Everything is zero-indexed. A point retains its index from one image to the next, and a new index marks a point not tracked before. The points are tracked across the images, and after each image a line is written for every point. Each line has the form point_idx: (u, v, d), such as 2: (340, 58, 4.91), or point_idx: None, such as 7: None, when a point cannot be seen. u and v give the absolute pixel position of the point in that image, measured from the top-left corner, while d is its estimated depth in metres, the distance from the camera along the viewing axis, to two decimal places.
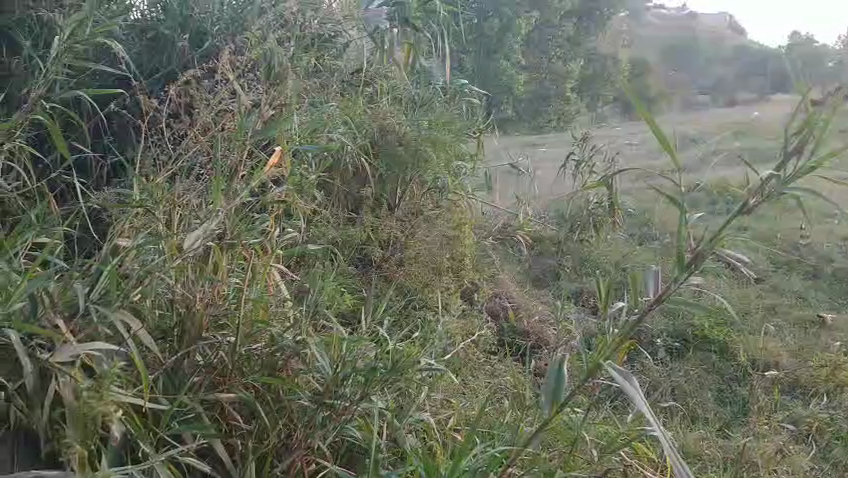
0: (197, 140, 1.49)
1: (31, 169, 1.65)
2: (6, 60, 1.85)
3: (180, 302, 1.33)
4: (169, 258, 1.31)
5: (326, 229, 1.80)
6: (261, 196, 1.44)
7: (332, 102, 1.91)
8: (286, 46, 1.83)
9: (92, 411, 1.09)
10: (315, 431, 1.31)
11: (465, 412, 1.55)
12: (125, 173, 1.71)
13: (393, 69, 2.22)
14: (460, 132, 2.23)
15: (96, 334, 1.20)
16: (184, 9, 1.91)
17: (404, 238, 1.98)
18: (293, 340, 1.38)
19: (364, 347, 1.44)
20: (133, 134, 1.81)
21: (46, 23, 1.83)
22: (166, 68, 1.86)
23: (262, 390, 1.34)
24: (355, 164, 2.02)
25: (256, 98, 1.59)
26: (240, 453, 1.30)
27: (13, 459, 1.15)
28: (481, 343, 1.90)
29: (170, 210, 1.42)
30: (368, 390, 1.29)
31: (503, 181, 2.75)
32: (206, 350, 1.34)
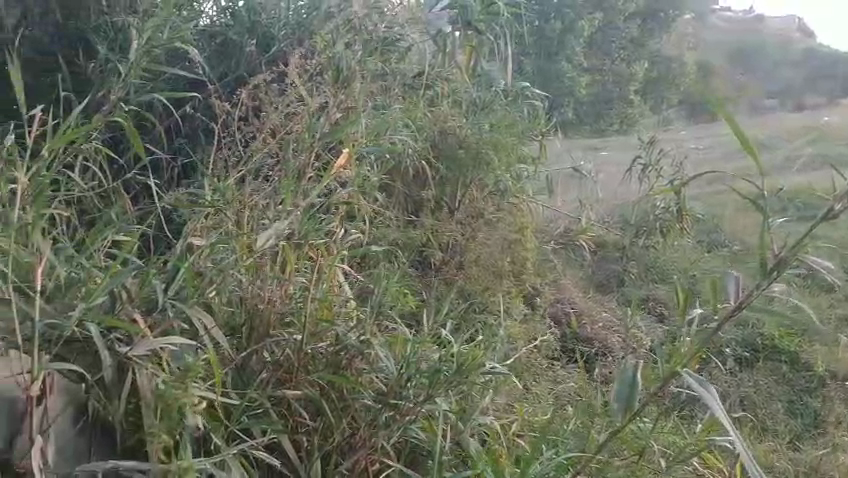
0: (267, 142, 1.54)
1: (107, 170, 1.71)
2: (82, 64, 1.91)
3: (251, 299, 1.38)
4: (241, 258, 1.37)
5: (388, 231, 1.80)
6: (329, 197, 1.48)
7: (395, 105, 1.92)
8: (353, 50, 1.86)
9: (174, 401, 1.13)
10: (379, 431, 1.32)
11: (529, 417, 1.55)
12: (196, 174, 1.75)
13: (455, 73, 2.21)
14: (522, 135, 2.21)
15: (170, 329, 1.25)
16: (252, 15, 1.96)
17: (464, 242, 1.98)
18: (357, 339, 1.39)
19: (428, 348, 1.44)
20: (203, 136, 1.87)
21: (121, 28, 1.88)
22: (235, 72, 1.91)
23: (327, 388, 1.36)
24: (417, 165, 2.03)
25: (325, 101, 1.62)
26: (306, 449, 1.32)
27: (91, 449, 1.21)
28: (544, 348, 1.89)
29: (240, 210, 1.47)
30: (432, 391, 1.30)
31: (565, 186, 2.64)
32: (274, 348, 1.37)
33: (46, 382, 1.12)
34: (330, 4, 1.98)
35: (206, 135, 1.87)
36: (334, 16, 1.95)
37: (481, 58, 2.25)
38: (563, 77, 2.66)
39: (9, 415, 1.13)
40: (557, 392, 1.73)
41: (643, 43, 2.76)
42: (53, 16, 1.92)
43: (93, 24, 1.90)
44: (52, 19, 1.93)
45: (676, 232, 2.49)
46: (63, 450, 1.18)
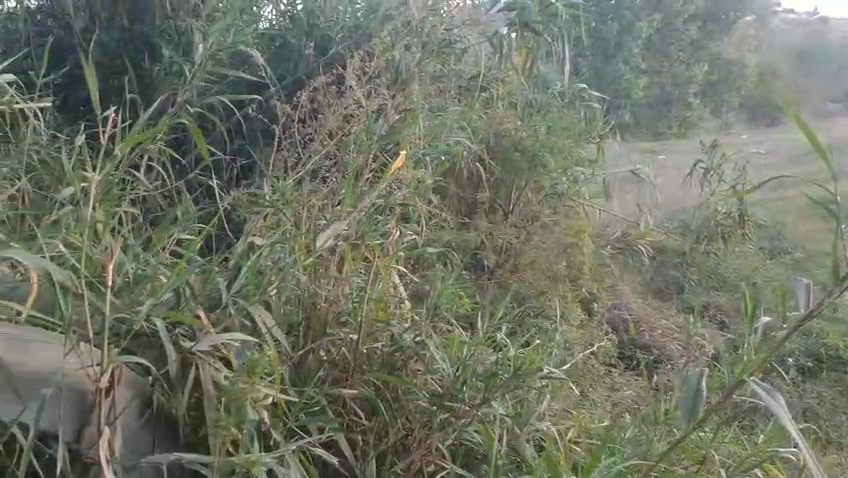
0: (326, 144, 1.56)
1: (170, 170, 1.77)
2: (147, 66, 1.96)
3: (310, 298, 1.40)
4: (300, 258, 1.39)
5: (444, 232, 1.80)
6: (387, 199, 1.48)
7: (452, 106, 1.93)
8: (413, 52, 1.88)
9: (236, 393, 1.20)
10: (434, 432, 1.32)
11: (587, 423, 1.53)
12: (255, 175, 1.79)
13: (510, 74, 2.19)
14: (579, 137, 2.17)
15: (232, 325, 1.29)
16: (311, 19, 1.99)
17: (520, 245, 1.97)
18: (413, 340, 1.40)
19: (484, 351, 1.44)
20: (261, 138, 1.90)
21: (185, 32, 1.93)
22: (294, 75, 1.93)
23: (382, 388, 1.37)
24: (472, 167, 2.03)
25: (383, 103, 1.63)
26: (361, 449, 1.33)
27: (154, 442, 1.23)
28: (601, 354, 1.86)
29: (299, 211, 1.49)
30: (488, 394, 1.29)
31: (621, 191, 2.64)
32: (330, 347, 1.40)
33: (115, 374, 1.15)
34: (388, 7, 1.98)
35: (265, 136, 1.91)
36: (393, 18, 1.96)
37: (537, 61, 2.22)
38: (621, 80, 2.46)
39: (79, 407, 1.15)
40: (614, 399, 1.70)
41: (704, 43, 2.39)
42: (119, 20, 1.96)
43: (158, 28, 1.94)
44: (118, 23, 1.97)
45: (738, 238, 2.47)
46: (130, 441, 1.20)
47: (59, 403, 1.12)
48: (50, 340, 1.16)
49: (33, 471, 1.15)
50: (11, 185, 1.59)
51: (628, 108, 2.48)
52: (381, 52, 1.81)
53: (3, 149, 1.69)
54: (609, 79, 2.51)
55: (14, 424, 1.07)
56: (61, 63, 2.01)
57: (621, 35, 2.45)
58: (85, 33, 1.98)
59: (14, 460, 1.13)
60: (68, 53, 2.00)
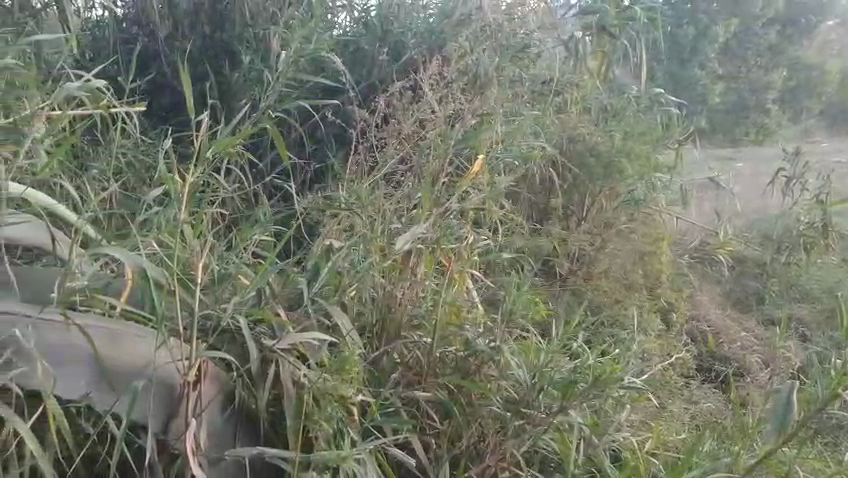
0: (399, 147, 1.57)
1: (247, 173, 1.82)
2: (225, 71, 2.01)
3: (385, 300, 1.43)
4: (376, 260, 1.41)
5: (518, 237, 1.78)
6: (464, 203, 1.48)
7: (526, 111, 1.90)
8: (491, 56, 1.88)
9: (315, 390, 1.24)
10: (509, 438, 1.31)
11: (665, 436, 1.51)
12: (329, 179, 1.82)
13: (586, 77, 2.15)
14: (658, 143, 2.12)
15: (310, 324, 1.32)
16: (385, 24, 2.00)
17: (594, 252, 1.96)
18: (487, 345, 1.38)
19: (560, 359, 1.42)
20: (334, 143, 1.92)
21: (264, 38, 1.98)
22: (367, 80, 1.96)
23: (456, 391, 1.37)
24: (543, 170, 2.02)
25: (460, 108, 1.62)
26: (434, 453, 1.34)
27: (236, 435, 1.27)
28: (678, 365, 1.83)
29: (373, 214, 1.51)
30: (566, 403, 1.27)
31: (699, 198, 2.51)
32: (404, 350, 1.41)
33: (200, 369, 1.20)
34: (462, 11, 1.97)
35: (340, 140, 1.94)
36: (467, 23, 1.96)
37: (613, 64, 2.17)
38: (696, 85, 2.38)
39: (169, 399, 1.19)
40: (692, 412, 1.68)
41: (784, 47, 2.34)
42: (201, 27, 2.02)
43: (237, 34, 1.99)
44: (201, 30, 2.03)
45: (822, 247, 2.33)
46: (215, 436, 1.24)
47: (149, 396, 1.16)
48: (147, 338, 1.21)
49: (124, 459, 1.21)
50: (102, 186, 1.67)
51: (705, 115, 2.40)
52: (458, 57, 1.81)
53: (94, 151, 1.77)
54: (686, 83, 2.40)
55: (108, 414, 1.13)
56: (144, 69, 2.08)
57: (698, 40, 2.34)
58: (168, 38, 2.04)
59: (108, 447, 1.19)
60: (151, 58, 2.06)
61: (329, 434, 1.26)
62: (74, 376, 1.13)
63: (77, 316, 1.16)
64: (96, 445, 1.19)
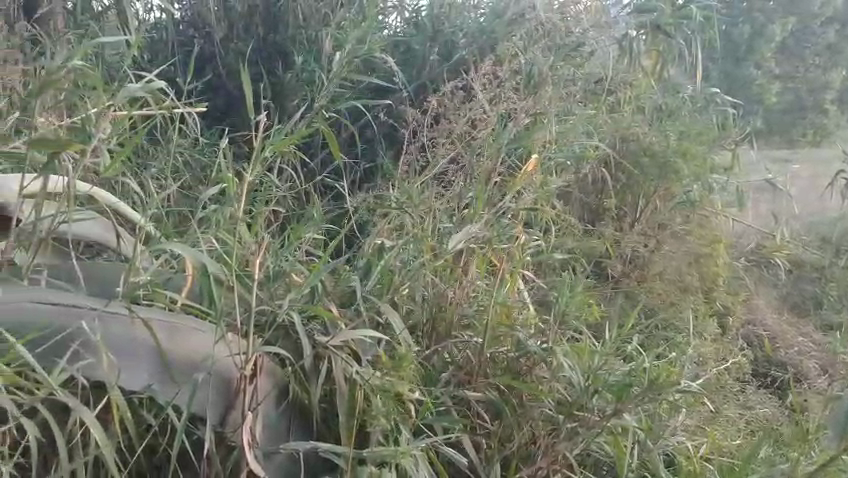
0: (450, 147, 1.56)
1: (300, 172, 1.85)
2: (278, 71, 2.04)
3: (436, 300, 1.43)
4: (428, 260, 1.42)
5: (569, 238, 1.77)
6: (517, 203, 1.48)
7: (578, 110, 1.89)
8: (548, 55, 1.87)
9: (367, 387, 1.25)
10: (561, 441, 1.30)
11: (720, 441, 1.49)
12: (378, 179, 1.83)
13: (640, 76, 2.15)
14: (714, 143, 2.09)
15: (362, 321, 1.34)
16: (436, 24, 2.01)
17: (648, 254, 1.91)
18: (539, 346, 1.37)
19: (614, 362, 1.41)
20: (383, 143, 1.93)
21: (315, 41, 1.99)
22: (418, 80, 1.96)
23: (507, 392, 1.36)
24: (595, 170, 2.00)
25: (513, 107, 1.61)
26: (485, 452, 1.33)
27: (290, 429, 1.30)
28: (733, 370, 1.80)
29: (424, 214, 1.51)
30: (621, 406, 1.26)
31: (754, 199, 2.44)
32: (455, 349, 1.42)
33: (256, 363, 1.23)
34: (515, 10, 1.97)
35: (390, 140, 1.95)
36: (520, 22, 1.96)
37: (668, 63, 2.18)
38: (751, 84, 2.36)
39: (226, 392, 1.22)
40: (747, 418, 1.65)
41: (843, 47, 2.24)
42: (256, 29, 2.06)
43: (291, 35, 2.03)
44: (255, 32, 2.07)
45: None
46: (270, 429, 1.26)
47: (208, 388, 1.20)
48: (206, 331, 1.24)
49: (183, 449, 1.25)
50: (160, 185, 1.72)
51: (760, 115, 2.36)
52: (509, 57, 1.82)
53: (153, 151, 1.82)
54: (739, 83, 2.38)
55: (169, 406, 1.16)
56: (201, 70, 2.13)
57: (754, 38, 2.29)
58: (224, 40, 2.08)
59: (168, 438, 1.23)
60: (207, 60, 2.10)
61: (380, 431, 1.26)
62: (137, 368, 1.17)
63: (140, 310, 1.20)
64: (157, 435, 1.23)
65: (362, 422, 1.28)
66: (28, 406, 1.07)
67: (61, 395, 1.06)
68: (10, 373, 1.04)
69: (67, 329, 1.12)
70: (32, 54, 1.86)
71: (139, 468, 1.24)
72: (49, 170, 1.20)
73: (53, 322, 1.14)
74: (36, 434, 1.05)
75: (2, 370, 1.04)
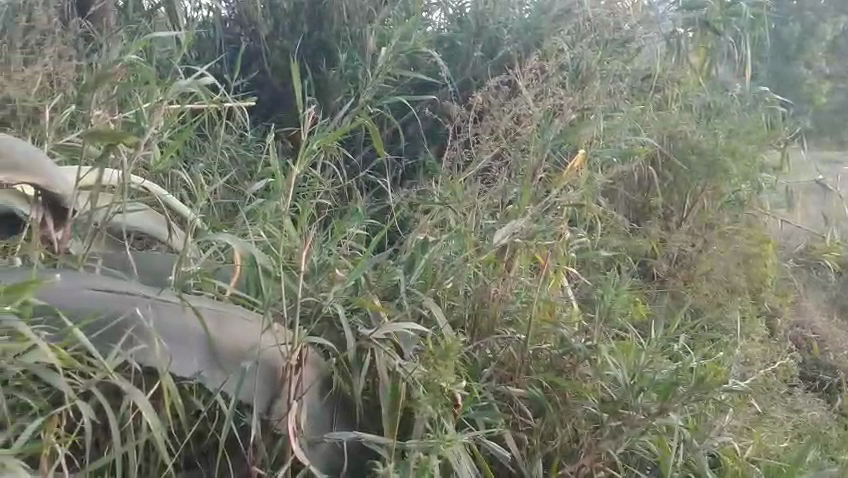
0: (493, 144, 1.56)
1: (343, 168, 1.86)
2: (322, 68, 2.05)
3: (479, 297, 1.43)
4: (472, 256, 1.42)
5: (614, 236, 1.75)
6: (561, 198, 1.46)
7: (625, 107, 1.87)
8: (596, 50, 1.86)
9: (409, 381, 1.26)
10: (605, 439, 1.30)
11: (767, 443, 1.47)
12: (420, 175, 1.84)
13: (688, 75, 2.17)
14: (763, 143, 2.06)
15: (406, 314, 1.35)
16: (481, 22, 2.02)
17: (695, 253, 1.89)
18: (584, 345, 1.37)
19: (660, 361, 1.40)
20: (426, 139, 1.94)
21: (359, 37, 2.02)
22: (461, 77, 1.97)
23: (549, 389, 1.36)
24: (642, 169, 1.99)
25: (559, 102, 1.59)
26: (527, 448, 1.33)
27: (333, 420, 1.31)
28: (782, 373, 1.78)
29: (468, 211, 1.52)
30: (666, 404, 1.26)
31: (804, 199, 2.43)
32: (497, 345, 1.42)
33: (302, 354, 1.25)
34: (561, 6, 1.96)
35: (432, 136, 1.96)
36: (568, 15, 1.95)
37: (715, 62, 2.21)
38: (801, 84, 2.31)
39: (272, 381, 1.24)
40: (795, 421, 1.63)
41: None
42: (301, 26, 2.08)
43: (335, 32, 2.04)
44: (299, 30, 2.09)
45: None
46: (314, 419, 1.28)
47: (255, 376, 1.22)
48: (252, 321, 1.28)
49: (231, 436, 1.28)
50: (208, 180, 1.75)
51: (809, 115, 2.33)
52: (555, 53, 1.81)
53: (200, 146, 1.85)
54: (790, 84, 2.32)
55: (218, 394, 1.19)
56: (247, 67, 2.16)
57: (804, 37, 2.26)
58: (269, 38, 2.11)
59: (217, 424, 1.26)
60: (253, 57, 2.13)
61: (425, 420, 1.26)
62: (187, 354, 1.19)
63: (190, 299, 1.23)
64: (206, 422, 1.26)
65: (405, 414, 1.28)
66: (83, 389, 1.09)
67: (115, 379, 1.09)
68: (67, 356, 1.07)
69: (121, 315, 1.15)
70: (84, 51, 1.90)
71: (188, 454, 1.27)
72: (104, 163, 1.23)
73: (109, 307, 1.17)
74: (91, 417, 1.07)
75: (60, 353, 1.06)
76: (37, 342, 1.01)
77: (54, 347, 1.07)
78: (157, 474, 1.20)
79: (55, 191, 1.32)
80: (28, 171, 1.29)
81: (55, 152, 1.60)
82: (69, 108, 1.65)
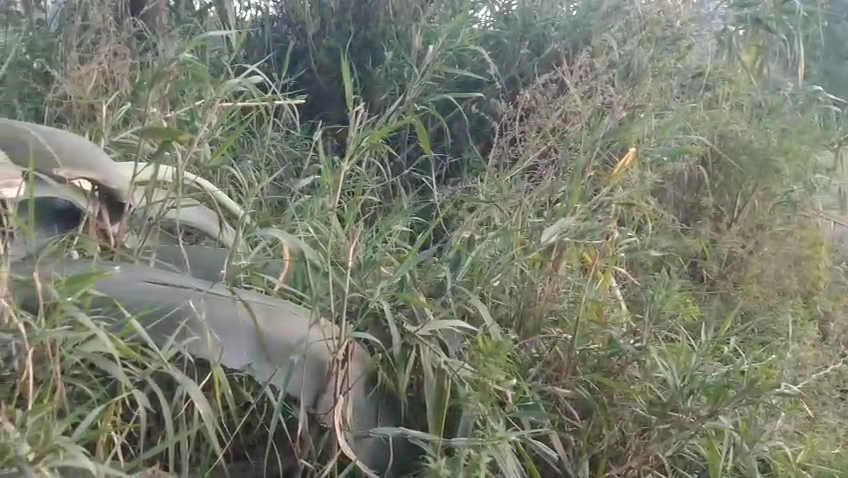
0: (540, 142, 1.55)
1: (388, 165, 1.87)
2: (368, 68, 2.06)
3: (525, 297, 1.43)
4: (520, 254, 1.41)
5: (663, 237, 1.73)
6: (611, 197, 1.44)
7: (675, 107, 1.85)
8: (646, 47, 1.84)
9: (455, 378, 1.27)
10: (654, 442, 1.28)
11: (819, 449, 1.44)
12: (465, 173, 1.84)
13: (738, 73, 2.13)
14: (817, 142, 2.02)
15: (452, 311, 1.35)
16: (527, 19, 2.02)
17: (746, 255, 1.86)
18: (634, 346, 1.35)
19: (710, 363, 1.38)
20: (471, 137, 1.94)
21: (404, 35, 2.01)
22: (507, 75, 1.96)
23: (597, 389, 1.35)
24: (692, 168, 1.96)
25: (609, 100, 1.57)
26: (573, 449, 1.33)
27: (378, 415, 1.32)
28: (835, 378, 1.73)
29: (514, 209, 1.51)
30: (717, 407, 1.24)
31: None
32: (544, 345, 1.41)
33: (349, 349, 1.26)
34: (611, 3, 1.94)
35: (477, 134, 1.96)
36: (618, 12, 1.93)
37: (767, 60, 2.19)
38: None
39: (319, 375, 1.26)
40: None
41: None
42: (348, 25, 2.10)
43: (381, 31, 2.05)
44: (346, 29, 2.11)
45: None
46: (359, 413, 1.29)
47: (303, 370, 1.24)
48: (300, 315, 1.29)
49: (279, 428, 1.30)
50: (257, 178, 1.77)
51: None
52: (605, 51, 1.79)
53: (248, 144, 1.88)
54: (842, 83, 2.37)
55: (267, 386, 1.20)
56: (294, 66, 2.19)
57: None
58: (317, 37, 2.14)
59: (265, 417, 1.29)
60: (300, 56, 2.16)
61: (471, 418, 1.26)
62: (237, 346, 1.21)
63: (241, 293, 1.26)
64: (254, 413, 1.29)
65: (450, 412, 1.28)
66: (139, 379, 1.11)
67: (170, 369, 1.11)
68: (125, 346, 1.09)
69: (176, 307, 1.17)
70: (137, 50, 1.94)
71: (237, 444, 1.30)
72: (160, 160, 1.25)
73: (164, 300, 1.19)
74: (146, 406, 1.09)
75: (119, 343, 1.08)
76: (97, 332, 1.03)
77: (112, 338, 1.09)
78: (208, 464, 1.22)
79: (112, 186, 1.35)
80: (85, 166, 1.32)
81: (111, 148, 1.64)
82: (125, 106, 1.70)
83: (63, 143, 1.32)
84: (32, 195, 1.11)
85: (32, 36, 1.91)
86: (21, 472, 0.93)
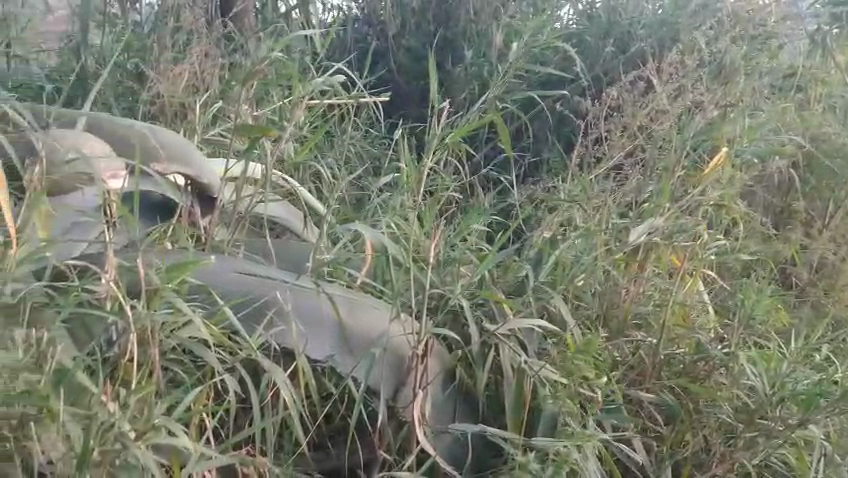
0: (626, 140, 1.52)
1: (467, 164, 1.88)
2: (448, 67, 2.07)
3: (609, 298, 1.41)
4: (603, 254, 1.40)
5: (750, 241, 1.68)
6: (700, 197, 1.41)
7: (765, 107, 1.79)
8: (737, 45, 1.80)
9: (535, 378, 1.25)
10: (742, 449, 1.24)
11: None
12: (544, 173, 1.83)
13: (831, 74, 2.08)
14: None
15: (533, 311, 1.34)
16: (611, 17, 2.00)
17: (837, 261, 1.78)
18: (722, 351, 1.32)
19: (801, 370, 1.33)
20: (552, 137, 1.94)
21: (486, 35, 2.02)
22: (589, 73, 1.95)
23: (681, 394, 1.33)
24: (781, 170, 1.91)
25: (699, 99, 1.54)
26: (656, 454, 1.30)
27: (456, 412, 1.32)
28: None
29: (597, 209, 1.49)
30: (809, 415, 1.20)
31: None
32: (626, 347, 1.39)
33: (428, 345, 1.27)
34: (698, 1, 1.91)
35: (557, 134, 1.95)
36: (705, 12, 1.90)
37: None
38: None
39: (398, 370, 1.27)
40: None
41: None
42: (429, 25, 2.13)
43: (462, 30, 2.06)
44: (427, 29, 2.13)
45: None
46: (438, 410, 1.30)
47: (383, 363, 1.25)
48: (381, 309, 1.31)
49: (359, 420, 1.33)
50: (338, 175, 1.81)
51: None
52: (693, 50, 1.77)
53: (330, 142, 1.92)
54: None
55: (349, 378, 1.22)
56: (374, 66, 2.23)
57: None
58: (397, 38, 2.17)
59: (346, 408, 1.31)
60: (380, 56, 2.20)
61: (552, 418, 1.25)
62: (320, 338, 1.23)
63: (324, 287, 1.28)
64: (336, 404, 1.32)
65: (530, 412, 1.27)
66: (230, 365, 1.15)
67: (258, 357, 1.14)
68: (218, 333, 1.13)
69: (264, 298, 1.21)
70: (226, 50, 2.01)
71: (318, 434, 1.33)
72: (248, 158, 1.27)
73: (253, 291, 1.23)
74: (236, 391, 1.13)
75: (212, 330, 1.13)
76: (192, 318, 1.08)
77: (205, 325, 1.13)
78: (291, 451, 1.25)
79: (203, 181, 1.41)
80: (181, 162, 1.39)
81: (202, 145, 1.71)
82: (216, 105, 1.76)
83: (162, 140, 1.40)
84: (139, 188, 1.15)
85: (129, 37, 2.00)
86: (125, 447, 0.97)
